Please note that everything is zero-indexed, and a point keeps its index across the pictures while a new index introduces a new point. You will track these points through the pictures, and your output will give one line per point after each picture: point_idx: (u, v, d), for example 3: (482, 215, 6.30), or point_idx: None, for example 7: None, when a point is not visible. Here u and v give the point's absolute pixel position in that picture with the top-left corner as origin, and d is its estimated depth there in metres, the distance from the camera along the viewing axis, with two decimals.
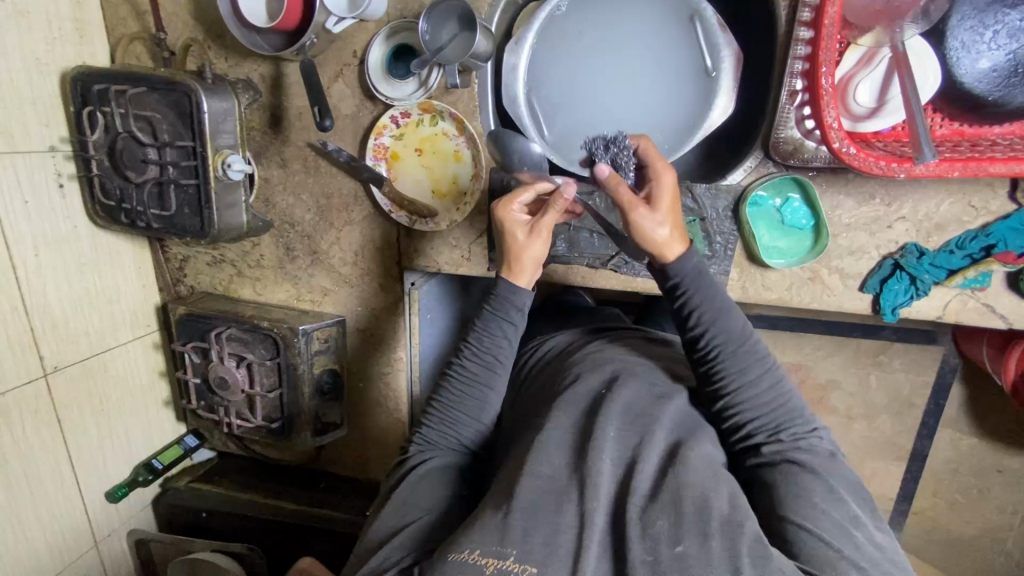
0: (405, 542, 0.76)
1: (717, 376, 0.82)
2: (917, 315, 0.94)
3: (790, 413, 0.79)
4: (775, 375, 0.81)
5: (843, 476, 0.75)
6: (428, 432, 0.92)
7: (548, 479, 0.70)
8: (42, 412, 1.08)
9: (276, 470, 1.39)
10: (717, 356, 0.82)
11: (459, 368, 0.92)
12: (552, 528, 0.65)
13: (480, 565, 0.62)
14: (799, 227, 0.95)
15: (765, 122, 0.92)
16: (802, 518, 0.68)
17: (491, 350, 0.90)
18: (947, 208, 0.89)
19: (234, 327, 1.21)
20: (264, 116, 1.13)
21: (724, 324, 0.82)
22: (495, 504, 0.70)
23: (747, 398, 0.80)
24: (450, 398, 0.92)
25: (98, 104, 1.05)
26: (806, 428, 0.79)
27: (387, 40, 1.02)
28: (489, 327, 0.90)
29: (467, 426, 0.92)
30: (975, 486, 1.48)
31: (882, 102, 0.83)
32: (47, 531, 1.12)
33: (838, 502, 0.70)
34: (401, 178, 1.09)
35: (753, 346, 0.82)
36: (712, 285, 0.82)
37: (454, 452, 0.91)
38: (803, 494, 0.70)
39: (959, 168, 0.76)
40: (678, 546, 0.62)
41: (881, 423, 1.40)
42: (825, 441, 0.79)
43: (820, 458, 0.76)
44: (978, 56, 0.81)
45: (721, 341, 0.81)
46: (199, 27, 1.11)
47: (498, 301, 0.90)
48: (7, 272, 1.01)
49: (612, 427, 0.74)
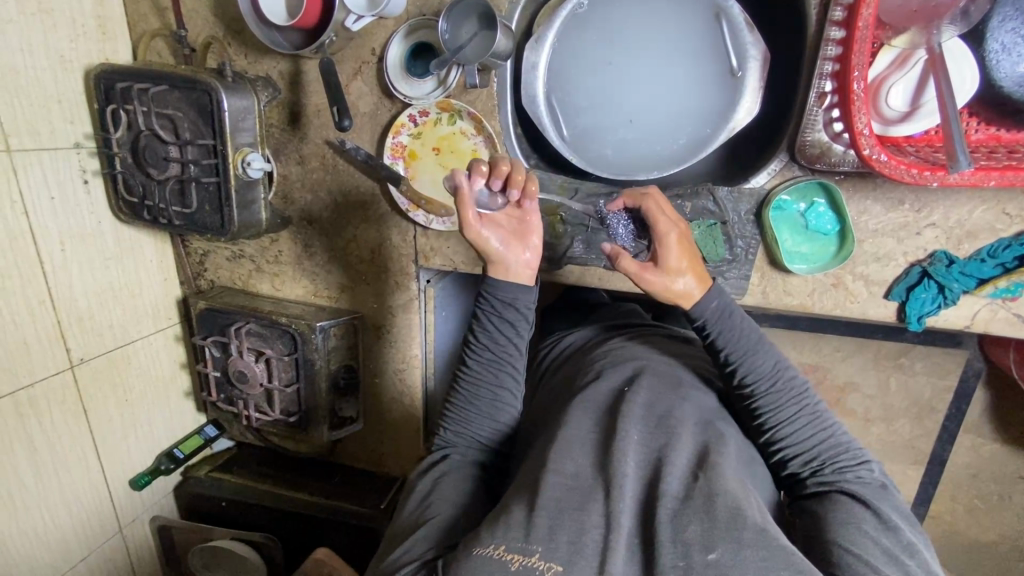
0: (428, 535, 0.76)
1: (756, 412, 0.83)
2: (942, 324, 0.92)
3: (836, 448, 0.79)
4: (813, 409, 0.81)
5: (898, 510, 0.74)
6: (447, 432, 0.94)
7: (571, 480, 0.69)
8: (68, 403, 1.11)
9: (292, 460, 1.41)
10: (754, 392, 0.82)
11: (467, 370, 0.93)
12: (578, 527, 0.64)
13: (505, 561, 0.62)
14: (824, 233, 0.92)
15: (792, 124, 0.90)
16: (850, 545, 0.67)
17: (496, 347, 0.91)
18: (980, 215, 0.86)
19: (253, 322, 1.22)
20: (282, 114, 1.13)
21: (757, 359, 0.82)
22: (518, 502, 0.69)
23: (789, 432, 0.80)
24: (462, 401, 0.93)
25: (120, 102, 1.06)
26: (857, 460, 0.78)
27: (405, 37, 1.01)
28: (491, 325, 0.91)
29: (484, 424, 0.92)
30: (996, 492, 1.45)
31: (916, 105, 0.79)
32: (74, 513, 1.15)
33: (890, 531, 0.69)
34: (419, 177, 1.09)
35: (789, 381, 0.82)
36: (739, 324, 0.84)
37: (475, 451, 0.92)
38: (857, 526, 0.69)
39: (995, 177, 0.73)
40: (705, 551, 0.60)
41: (900, 427, 1.38)
42: (877, 473, 0.77)
43: (875, 494, 0.74)
44: (1019, 60, 0.78)
45: (756, 377, 0.82)
46: (219, 25, 1.11)
47: (494, 301, 0.91)
48: (34, 266, 1.03)
49: (635, 429, 0.73)
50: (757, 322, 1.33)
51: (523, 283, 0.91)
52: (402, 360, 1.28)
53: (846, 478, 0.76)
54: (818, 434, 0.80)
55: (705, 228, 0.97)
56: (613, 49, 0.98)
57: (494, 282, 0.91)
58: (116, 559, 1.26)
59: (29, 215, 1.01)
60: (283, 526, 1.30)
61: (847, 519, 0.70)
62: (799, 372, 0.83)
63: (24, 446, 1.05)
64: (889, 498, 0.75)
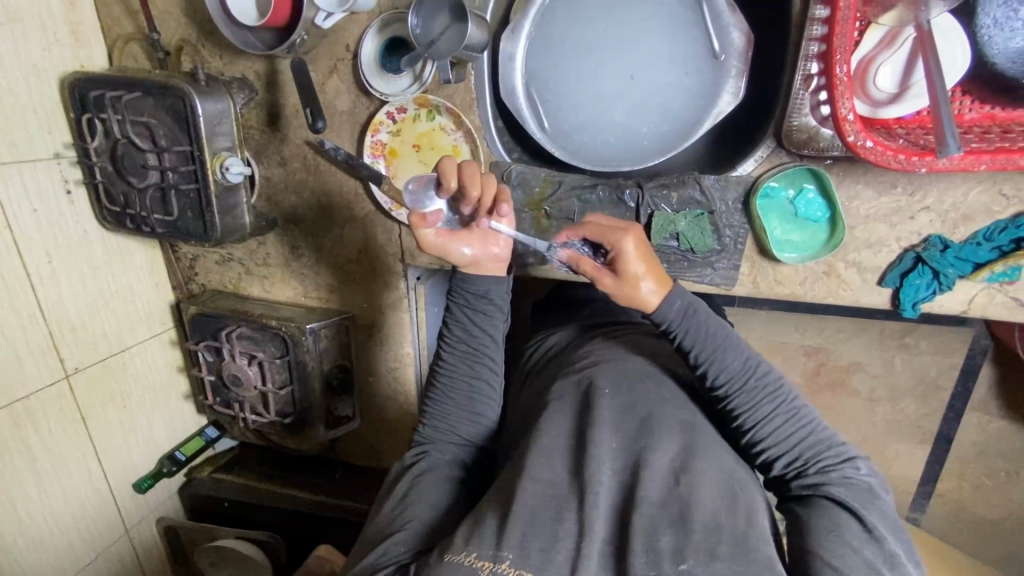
0: (405, 540, 0.75)
1: (732, 412, 0.81)
2: (937, 310, 0.90)
3: (818, 445, 0.77)
4: (791, 406, 0.79)
5: (877, 509, 0.72)
6: (425, 430, 0.94)
7: (547, 485, 0.68)
8: (65, 413, 1.13)
9: (292, 460, 1.43)
10: (729, 391, 0.80)
11: (443, 363, 0.95)
12: (551, 535, 0.64)
13: (475, 567, 0.62)
14: (814, 220, 0.90)
15: (778, 110, 0.86)
16: (829, 556, 0.66)
17: (471, 339, 0.94)
18: (975, 197, 0.83)
19: (244, 326, 1.23)
20: (261, 115, 1.12)
21: (729, 357, 0.81)
22: (494, 509, 0.69)
23: (766, 434, 0.78)
24: (442, 397, 0.94)
25: (95, 110, 1.04)
26: (838, 454, 0.77)
27: (379, 33, 0.98)
28: (464, 317, 0.94)
29: (464, 419, 0.94)
30: (1003, 469, 1.43)
31: (905, 86, 0.75)
32: (79, 521, 1.18)
33: (876, 542, 0.68)
34: (400, 175, 1.06)
35: (763, 379, 0.80)
36: (704, 322, 0.82)
37: (455, 449, 0.92)
38: (842, 542, 0.67)
39: (986, 162, 0.69)
40: (677, 562, 0.60)
41: (903, 407, 1.36)
42: (863, 472, 0.76)
43: (856, 495, 0.73)
44: (1013, 35, 0.74)
45: (728, 377, 0.80)
46: (191, 25, 1.09)
47: (461, 292, 0.94)
48: (22, 280, 1.04)
49: (612, 438, 0.72)
50: (755, 306, 1.31)
51: (494, 276, 0.93)
52: (396, 360, 1.28)
53: (828, 478, 0.74)
54: (799, 434, 0.78)
55: (693, 218, 0.94)
56: (593, 35, 0.94)
57: (463, 276, 0.93)
58: (124, 562, 1.29)
59: (13, 229, 1.02)
60: (284, 524, 1.32)
61: (829, 528, 0.69)
62: (772, 368, 0.81)
63: (24, 458, 1.07)
64: (874, 495, 0.74)
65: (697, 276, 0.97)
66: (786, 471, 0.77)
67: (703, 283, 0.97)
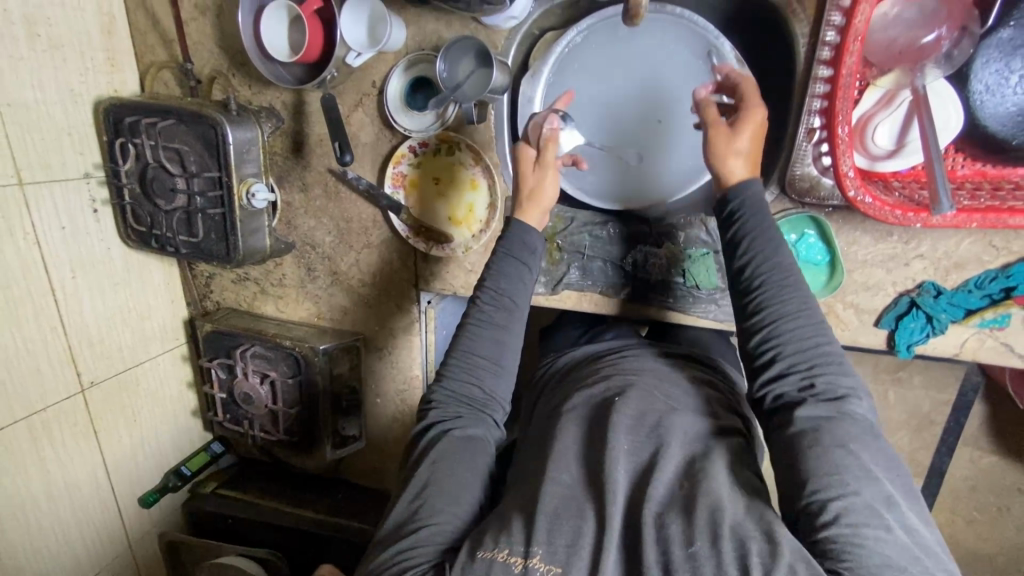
0: (433, 538, 0.72)
1: (757, 307, 0.76)
2: (931, 352, 0.94)
3: (831, 366, 0.72)
4: (817, 320, 0.75)
5: (879, 446, 0.68)
6: (446, 385, 0.85)
7: (567, 486, 0.72)
8: (79, 427, 1.15)
9: (297, 480, 1.44)
10: (761, 288, 0.76)
11: (478, 313, 0.86)
12: (573, 533, 0.67)
13: (509, 563, 0.65)
14: (815, 263, 0.94)
15: (782, 158, 0.91)
16: (828, 495, 0.64)
17: (511, 295, 0.87)
18: (967, 247, 0.88)
19: (258, 345, 1.26)
20: (286, 143, 1.16)
21: (773, 254, 0.77)
22: (517, 511, 0.72)
23: (786, 337, 0.74)
24: (470, 349, 0.85)
25: (128, 135, 1.08)
26: (851, 382, 0.72)
27: (404, 71, 1.03)
28: (508, 269, 0.87)
29: (492, 375, 0.85)
30: (995, 504, 1.46)
31: (901, 144, 0.80)
32: (84, 528, 1.18)
33: (872, 481, 0.65)
34: (418, 205, 1.11)
35: (800, 288, 0.76)
36: (758, 217, 0.78)
37: (479, 412, 0.84)
38: (841, 473, 0.65)
39: (977, 220, 0.73)
40: (685, 546, 0.63)
41: (898, 441, 1.39)
42: (865, 411, 0.71)
43: (858, 429, 0.68)
44: (1003, 100, 0.78)
45: (766, 273, 0.76)
46: (223, 57, 1.14)
47: (510, 244, 0.88)
48: (46, 295, 1.07)
49: (624, 438, 0.75)
50: None
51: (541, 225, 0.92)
52: (405, 382, 1.31)
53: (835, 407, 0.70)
54: (818, 349, 0.73)
55: (698, 256, 0.99)
56: (608, 81, 1.00)
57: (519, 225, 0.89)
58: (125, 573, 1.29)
59: (42, 245, 1.05)
60: (288, 541, 1.32)
61: (833, 458, 0.66)
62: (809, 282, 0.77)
63: (38, 470, 1.08)
64: (873, 435, 0.69)
65: (700, 312, 1.02)
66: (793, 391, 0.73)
67: (707, 318, 1.03)
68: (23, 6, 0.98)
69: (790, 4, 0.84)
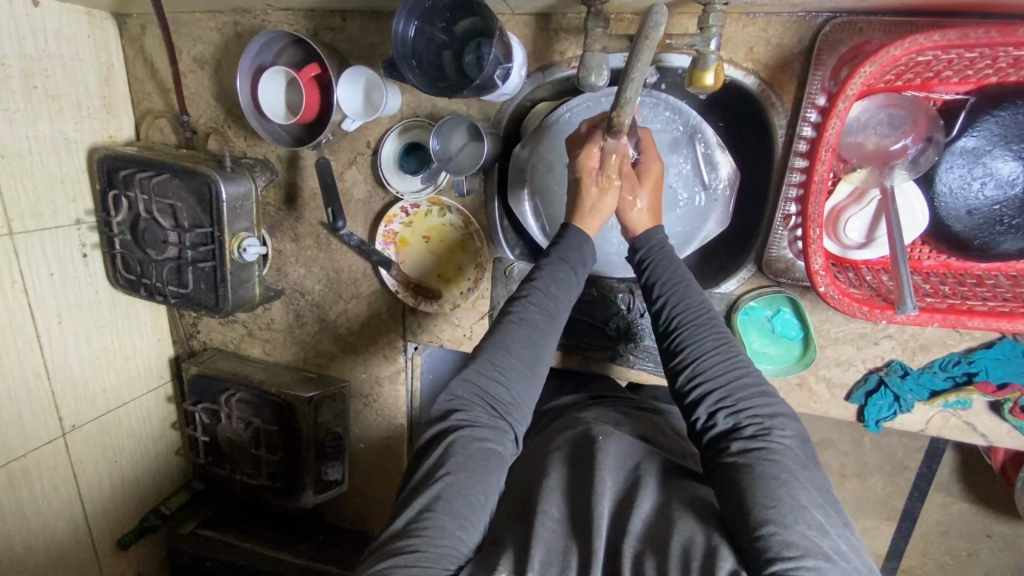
0: (438, 562, 0.67)
1: (678, 349, 0.81)
2: (899, 427, 0.99)
3: (754, 400, 0.75)
4: (733, 355, 0.79)
5: (809, 472, 0.69)
6: (471, 382, 0.80)
7: (555, 521, 0.71)
8: (58, 469, 1.14)
9: (278, 520, 1.43)
10: (679, 330, 0.82)
11: (521, 313, 0.83)
12: (560, 567, 0.67)
13: None
14: (789, 337, 0.98)
15: (760, 237, 0.95)
16: (773, 519, 0.63)
17: (556, 302, 0.85)
18: (932, 331, 0.92)
19: (243, 391, 1.27)
20: (279, 194, 1.18)
21: (688, 295, 0.83)
22: (504, 548, 0.71)
23: (706, 374, 0.78)
24: (506, 345, 0.81)
25: (122, 188, 1.10)
26: (772, 410, 0.74)
27: (399, 135, 1.06)
28: (558, 272, 0.86)
29: (521, 381, 0.81)
30: (965, 550, 1.44)
31: (871, 238, 0.85)
32: (52, 561, 1.15)
33: (801, 509, 0.64)
34: (408, 261, 1.14)
35: (713, 330, 0.81)
36: (675, 262, 0.86)
37: (502, 421, 0.80)
38: (774, 500, 0.65)
39: (938, 320, 0.77)
40: None
41: (872, 482, 1.49)
42: (791, 441, 0.72)
43: (787, 460, 0.69)
44: (965, 203, 0.82)
45: (683, 315, 0.82)
46: (220, 110, 1.16)
47: (564, 247, 0.88)
48: (31, 341, 1.07)
49: (610, 477, 0.74)
50: None
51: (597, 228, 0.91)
52: (388, 428, 1.32)
53: (759, 435, 0.72)
54: (737, 384, 0.76)
55: None
56: None
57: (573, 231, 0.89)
58: None
59: (29, 293, 1.05)
60: None
61: (769, 482, 0.67)
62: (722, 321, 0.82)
63: (14, 514, 1.07)
64: (802, 461, 0.70)
65: None
66: (721, 430, 0.75)
67: None
68: (22, 59, 0.99)
69: (770, 97, 0.88)
